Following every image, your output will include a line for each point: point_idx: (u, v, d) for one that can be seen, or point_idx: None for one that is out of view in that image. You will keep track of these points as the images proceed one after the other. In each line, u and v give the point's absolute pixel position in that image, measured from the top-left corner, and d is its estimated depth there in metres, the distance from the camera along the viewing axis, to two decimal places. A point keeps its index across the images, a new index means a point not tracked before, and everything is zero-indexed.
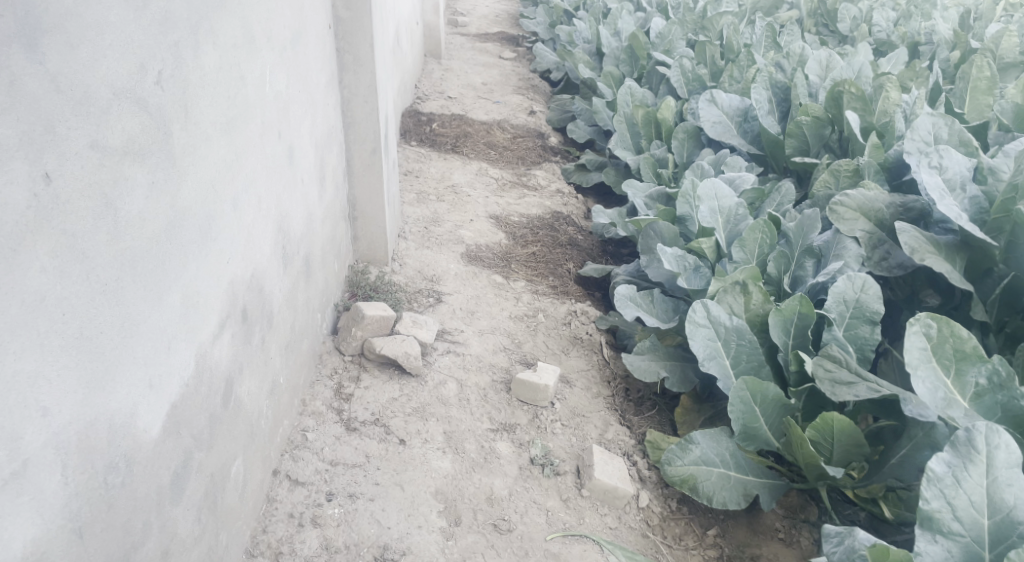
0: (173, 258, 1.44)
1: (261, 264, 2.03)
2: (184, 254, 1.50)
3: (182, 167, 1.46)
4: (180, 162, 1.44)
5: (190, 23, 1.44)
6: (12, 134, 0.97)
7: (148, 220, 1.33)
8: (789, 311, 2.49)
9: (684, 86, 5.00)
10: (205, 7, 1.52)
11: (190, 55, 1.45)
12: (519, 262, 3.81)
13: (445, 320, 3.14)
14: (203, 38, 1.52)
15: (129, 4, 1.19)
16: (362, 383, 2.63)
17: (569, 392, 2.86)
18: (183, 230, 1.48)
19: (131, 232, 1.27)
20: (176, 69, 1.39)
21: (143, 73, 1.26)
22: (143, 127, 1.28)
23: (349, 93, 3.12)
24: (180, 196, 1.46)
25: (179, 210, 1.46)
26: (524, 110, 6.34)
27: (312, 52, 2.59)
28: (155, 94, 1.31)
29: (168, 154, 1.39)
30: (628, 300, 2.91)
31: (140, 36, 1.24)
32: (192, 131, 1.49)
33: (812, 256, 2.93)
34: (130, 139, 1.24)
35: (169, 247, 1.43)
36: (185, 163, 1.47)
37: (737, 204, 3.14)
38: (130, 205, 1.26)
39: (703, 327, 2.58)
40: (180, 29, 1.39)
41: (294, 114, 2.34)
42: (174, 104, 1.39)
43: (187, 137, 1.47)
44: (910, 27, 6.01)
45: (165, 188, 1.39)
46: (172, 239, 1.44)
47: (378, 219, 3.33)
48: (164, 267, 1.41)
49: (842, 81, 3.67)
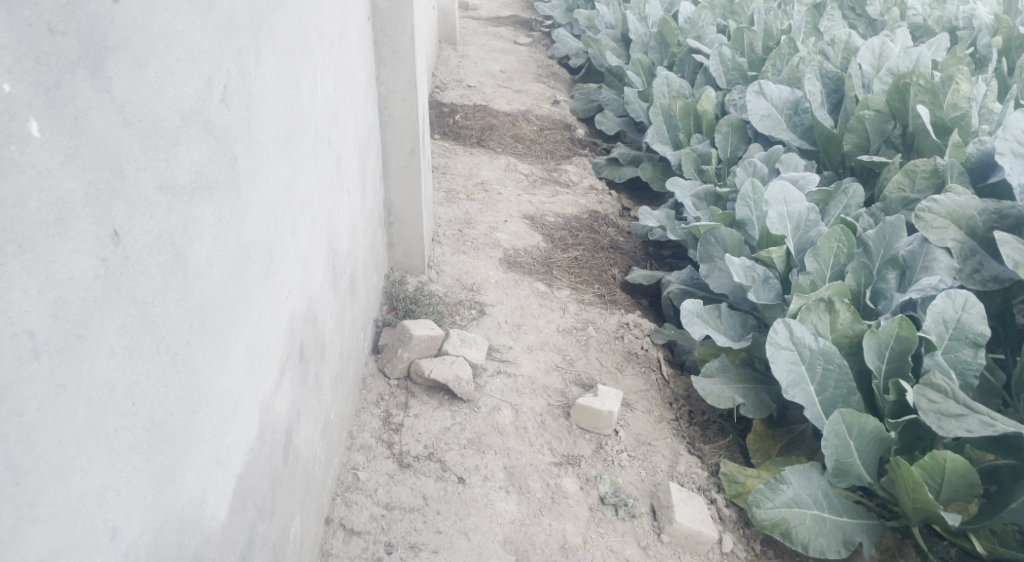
0: (239, 304, 1.21)
1: (315, 292, 1.79)
2: (249, 297, 1.26)
3: (247, 196, 1.26)
4: (245, 188, 1.25)
5: (241, 25, 1.23)
6: (78, 187, 0.76)
7: (215, 265, 1.10)
8: (885, 332, 2.27)
9: (723, 76, 4.74)
10: (266, 6, 1.36)
11: (246, 62, 1.26)
12: (562, 267, 3.57)
13: (492, 336, 2.90)
14: (263, 42, 1.36)
15: (195, 9, 1.02)
16: (411, 410, 2.38)
17: (631, 417, 2.63)
18: (248, 269, 1.26)
19: (200, 283, 1.03)
20: (240, 81, 1.23)
21: (209, 90, 1.09)
22: (211, 155, 1.09)
23: (386, 89, 2.88)
24: (245, 229, 1.24)
25: (243, 247, 1.23)
26: (547, 100, 6.07)
27: (354, 47, 2.36)
28: (220, 114, 1.13)
29: (230, 182, 1.17)
30: (694, 316, 2.67)
31: (198, 43, 1.04)
32: (253, 152, 1.29)
33: (896, 268, 2.66)
34: (199, 171, 1.04)
35: (235, 293, 1.19)
36: (247, 188, 1.26)
37: (807, 209, 2.90)
38: (198, 251, 1.03)
39: (786, 349, 2.35)
40: (234, 37, 1.19)
41: (339, 119, 2.12)
42: (239, 122, 1.22)
43: (247, 160, 1.26)
44: (946, 10, 5.72)
45: (232, 226, 1.18)
46: (237, 282, 1.20)
47: (415, 222, 3.08)
48: (230, 317, 1.17)
49: (909, 73, 3.38)
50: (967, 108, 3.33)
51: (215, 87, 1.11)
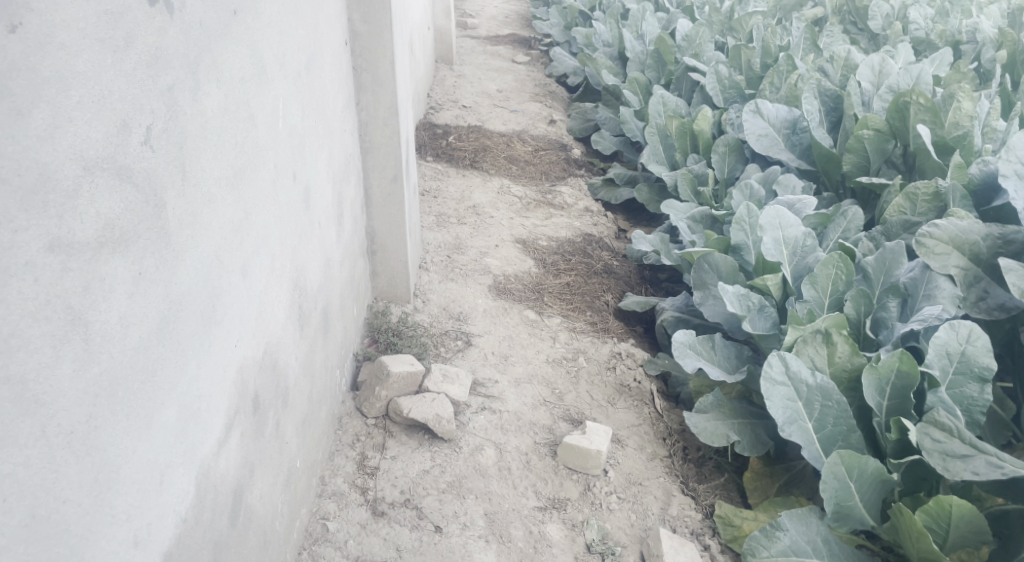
0: (168, 362, 1.10)
1: (275, 334, 1.69)
2: (183, 353, 1.16)
3: (181, 243, 1.16)
4: (177, 235, 1.15)
5: (172, 59, 1.13)
6: None
7: (133, 325, 0.99)
8: (885, 367, 2.15)
9: (720, 94, 4.66)
10: (207, 38, 1.27)
11: (179, 99, 1.16)
12: (553, 294, 3.46)
13: (477, 368, 2.79)
14: (204, 77, 1.26)
15: (104, 44, 0.93)
16: (388, 452, 2.27)
17: (621, 455, 2.51)
18: (180, 323, 1.15)
19: (109, 347, 0.93)
20: (171, 120, 1.13)
21: (127, 133, 0.99)
22: (128, 203, 0.99)
23: (366, 114, 2.79)
24: (177, 279, 1.14)
25: (174, 298, 1.13)
26: (543, 120, 5.99)
27: (327, 73, 2.27)
28: (142, 157, 1.03)
29: (156, 229, 1.07)
30: (687, 348, 2.56)
31: (108, 83, 0.94)
32: (188, 196, 1.19)
33: (897, 296, 2.54)
34: (109, 223, 0.94)
35: (163, 350, 1.08)
36: (181, 233, 1.16)
37: (803, 234, 2.79)
38: (107, 312, 0.93)
39: (781, 385, 2.24)
40: (161, 73, 1.09)
41: (308, 150, 2.04)
42: (170, 164, 1.12)
43: (181, 205, 1.16)
44: (948, 25, 5.61)
45: (158, 277, 1.07)
46: (165, 338, 1.10)
47: (399, 251, 2.99)
48: (157, 378, 1.06)
49: (908, 91, 3.28)
50: (970, 127, 3.20)
51: (135, 128, 1.01)
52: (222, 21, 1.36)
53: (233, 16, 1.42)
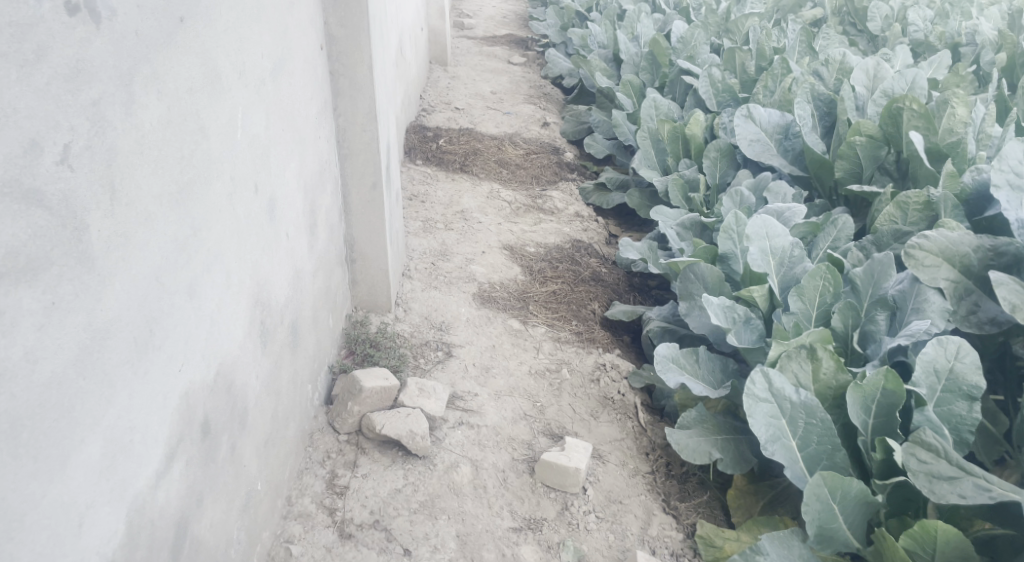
0: (92, 394, 1.07)
1: (231, 354, 1.62)
2: (111, 384, 1.12)
3: (110, 267, 1.11)
4: (105, 259, 1.10)
5: (99, 72, 1.07)
6: None
7: (39, 362, 0.96)
8: (870, 385, 2.08)
9: (714, 98, 4.59)
10: (144, 48, 1.20)
11: (107, 113, 1.09)
12: (539, 302, 3.40)
13: (456, 381, 2.73)
14: (140, 90, 1.19)
15: (6, 57, 0.89)
16: (359, 470, 2.22)
17: (602, 471, 2.45)
18: (106, 351, 1.11)
19: (9, 385, 0.91)
20: (96, 138, 1.07)
21: (36, 153, 0.95)
22: (39, 232, 0.96)
23: (344, 120, 2.72)
24: (103, 306, 1.10)
25: (97, 326, 1.08)
26: (536, 123, 5.92)
27: (298, 80, 2.20)
28: (58, 178, 0.99)
29: (75, 257, 1.03)
30: (670, 362, 2.49)
31: (8, 102, 0.89)
32: (118, 216, 1.13)
33: (885, 308, 2.48)
34: (12, 256, 0.91)
35: (83, 383, 1.05)
36: (110, 256, 1.11)
37: (791, 244, 2.72)
38: (7, 349, 0.90)
39: (764, 402, 2.17)
40: (84, 86, 1.03)
41: (273, 160, 1.95)
42: (97, 184, 1.08)
43: (109, 226, 1.11)
44: (949, 27, 5.53)
45: (79, 306, 1.04)
46: (86, 370, 1.06)
47: (379, 260, 2.93)
48: (75, 413, 1.03)
49: (901, 97, 3.21)
50: (964, 134, 3.14)
51: (46, 148, 0.96)
52: (165, 29, 1.28)
53: (179, 23, 1.34)
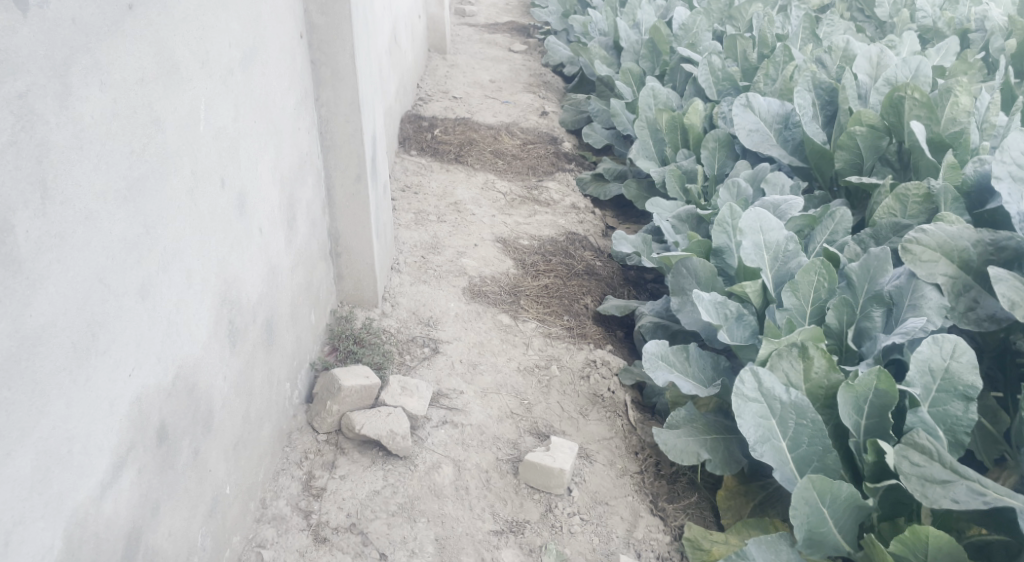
0: (21, 405, 1.04)
1: (193, 357, 1.57)
2: (42, 393, 1.08)
3: (41, 271, 1.06)
4: (35, 262, 1.05)
5: (26, 63, 1.00)
6: None
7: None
8: (862, 385, 2.01)
9: (713, 87, 4.50)
10: (88, 35, 1.12)
11: (37, 106, 1.03)
12: (530, 296, 3.34)
13: (442, 378, 2.68)
14: (82, 81, 1.11)
15: None
16: (337, 472, 2.18)
17: (589, 471, 2.40)
18: (36, 359, 1.06)
19: None
20: (23, 132, 1.00)
21: None
22: None
23: (327, 111, 2.65)
24: (32, 313, 1.05)
25: (25, 333, 1.04)
26: (535, 112, 5.84)
27: (275, 70, 2.12)
28: None
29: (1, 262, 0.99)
30: (659, 359, 2.43)
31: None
32: (51, 215, 1.07)
33: (881, 304, 2.41)
34: None
35: (9, 395, 1.01)
36: (42, 259, 1.06)
37: (786, 238, 2.65)
38: None
39: (753, 402, 2.11)
40: (6, 78, 0.97)
41: (243, 153, 1.84)
42: (24, 182, 1.01)
43: (41, 227, 1.06)
44: (957, 12, 5.41)
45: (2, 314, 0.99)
46: (13, 381, 1.03)
47: (365, 253, 2.87)
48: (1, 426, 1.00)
49: (903, 85, 3.13)
50: (966, 123, 3.06)
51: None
52: (110, 16, 1.16)
53: (128, 10, 1.22)
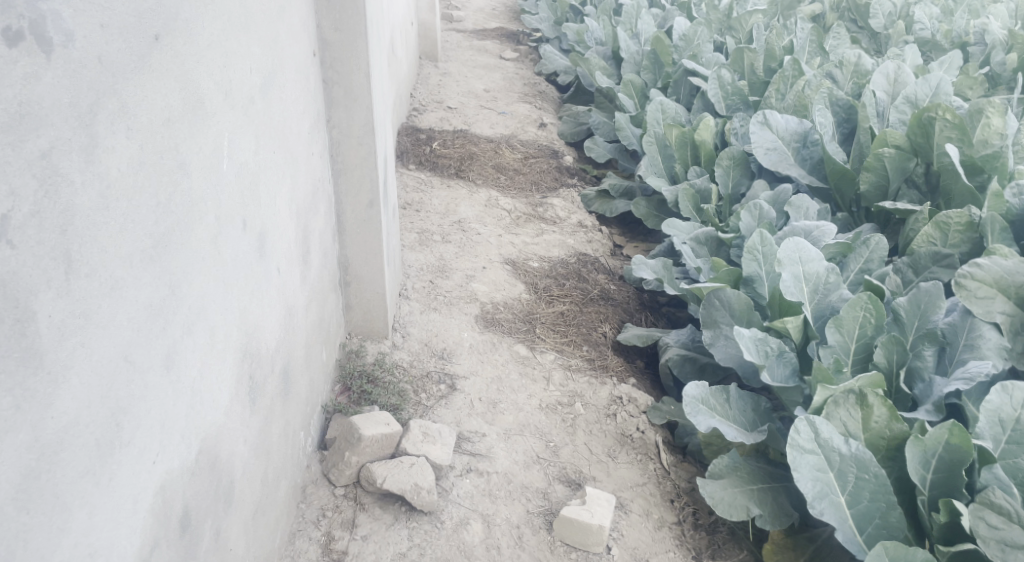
0: (40, 527, 0.85)
1: (216, 425, 1.38)
2: (64, 505, 0.89)
3: (64, 359, 0.88)
4: (56, 352, 0.86)
5: (50, 114, 0.84)
6: None
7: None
8: (932, 439, 1.87)
9: (723, 101, 4.34)
10: (119, 74, 0.97)
11: (61, 165, 0.86)
12: (545, 325, 3.17)
13: (462, 419, 2.50)
14: (111, 131, 0.96)
15: None
16: (358, 531, 1.99)
17: (626, 524, 2.23)
18: (57, 468, 0.87)
19: None
20: (45, 201, 0.84)
21: None
22: None
23: (339, 133, 2.46)
24: (52, 413, 0.86)
25: (46, 440, 0.85)
26: (533, 123, 5.68)
27: (291, 93, 1.93)
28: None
29: (20, 358, 0.81)
30: (699, 403, 2.26)
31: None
32: (77, 292, 0.90)
33: (933, 343, 2.25)
34: None
35: (26, 518, 0.82)
36: (66, 345, 0.88)
37: (826, 269, 2.50)
38: None
39: (809, 454, 1.96)
40: (29, 135, 0.81)
41: (263, 189, 1.67)
42: (45, 257, 0.84)
43: (64, 307, 0.88)
44: (955, 24, 5.27)
45: (21, 419, 0.81)
46: (33, 499, 0.84)
47: (376, 283, 2.68)
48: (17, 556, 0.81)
49: (933, 106, 2.95)
50: (1000, 145, 2.93)
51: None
52: (137, 50, 1.02)
53: (154, 42, 1.08)
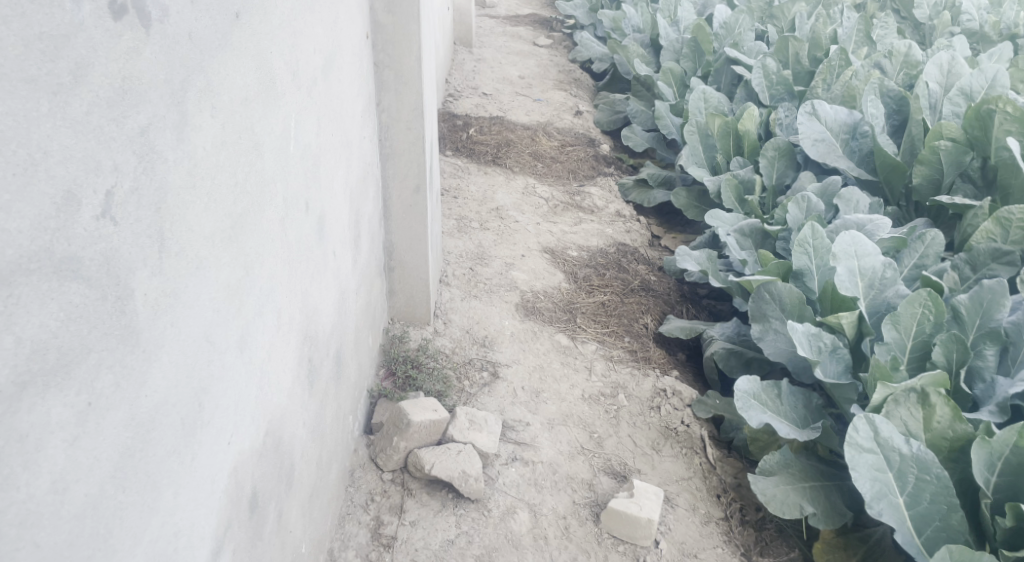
0: (135, 508, 0.83)
1: (280, 407, 1.37)
2: (156, 485, 0.87)
3: (157, 337, 0.86)
4: (151, 332, 0.85)
5: (149, 91, 0.84)
6: None
7: (70, 486, 0.72)
8: (999, 441, 1.81)
9: (767, 91, 4.22)
10: (205, 53, 1.00)
11: (157, 142, 0.86)
12: (586, 315, 3.14)
13: (505, 407, 2.48)
14: (197, 108, 0.98)
15: (32, 86, 0.65)
16: (406, 517, 1.98)
17: (673, 518, 2.20)
18: (150, 446, 0.85)
19: (33, 532, 0.67)
20: (142, 178, 0.82)
21: (72, 204, 0.71)
22: (82, 311, 0.73)
23: (388, 117, 2.44)
24: (147, 391, 0.84)
25: (141, 418, 0.83)
26: (568, 111, 5.61)
27: (347, 76, 1.91)
28: (101, 236, 0.75)
29: (120, 335, 0.79)
30: (751, 398, 2.21)
31: (37, 142, 0.66)
32: (168, 272, 0.89)
33: (995, 342, 2.18)
34: (43, 355, 0.68)
35: (122, 497, 0.80)
36: (158, 324, 0.86)
37: (882, 264, 2.43)
38: (33, 480, 0.67)
39: (868, 453, 1.91)
40: (130, 111, 0.80)
41: (323, 172, 1.70)
42: (142, 234, 0.83)
43: (158, 284, 0.86)
44: (1004, 15, 5.10)
45: (121, 395, 0.79)
46: (128, 479, 0.81)
47: (420, 268, 2.65)
48: (113, 537, 0.79)
49: (995, 97, 2.85)
50: None
51: (85, 202, 0.73)
52: (220, 28, 1.06)
53: (234, 19, 1.12)
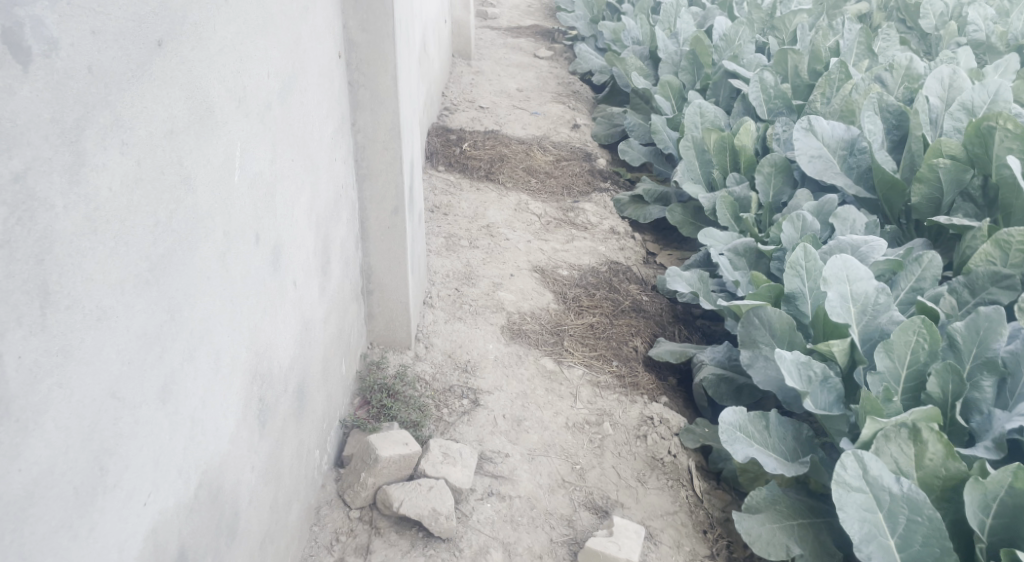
0: None
1: (219, 456, 1.30)
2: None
3: (37, 405, 0.80)
4: (27, 401, 0.78)
5: (26, 133, 0.77)
6: None
7: None
8: (993, 482, 1.71)
9: (765, 104, 4.14)
10: (112, 88, 0.93)
11: (39, 189, 0.80)
12: (574, 337, 3.05)
13: (484, 437, 2.39)
14: (103, 145, 0.91)
15: None
16: (372, 558, 1.89)
17: (655, 557, 2.11)
18: (28, 526, 0.79)
19: None
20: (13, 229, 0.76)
21: None
22: None
23: (363, 137, 2.37)
24: (20, 467, 0.78)
25: (12, 496, 0.77)
26: (565, 124, 5.54)
27: (312, 98, 1.84)
28: None
29: None
30: (736, 431, 2.11)
31: None
32: (54, 329, 0.82)
33: (993, 373, 2.07)
34: None
35: None
36: (39, 388, 0.80)
37: (876, 289, 2.33)
38: None
39: (858, 492, 1.81)
40: None
41: (280, 200, 1.63)
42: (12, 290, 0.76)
43: (39, 345, 0.80)
44: (1011, 26, 4.98)
45: None
46: None
47: (399, 292, 2.58)
48: None
49: (994, 114, 2.75)
50: None
51: None
52: (135, 59, 0.99)
53: (157, 48, 1.05)
